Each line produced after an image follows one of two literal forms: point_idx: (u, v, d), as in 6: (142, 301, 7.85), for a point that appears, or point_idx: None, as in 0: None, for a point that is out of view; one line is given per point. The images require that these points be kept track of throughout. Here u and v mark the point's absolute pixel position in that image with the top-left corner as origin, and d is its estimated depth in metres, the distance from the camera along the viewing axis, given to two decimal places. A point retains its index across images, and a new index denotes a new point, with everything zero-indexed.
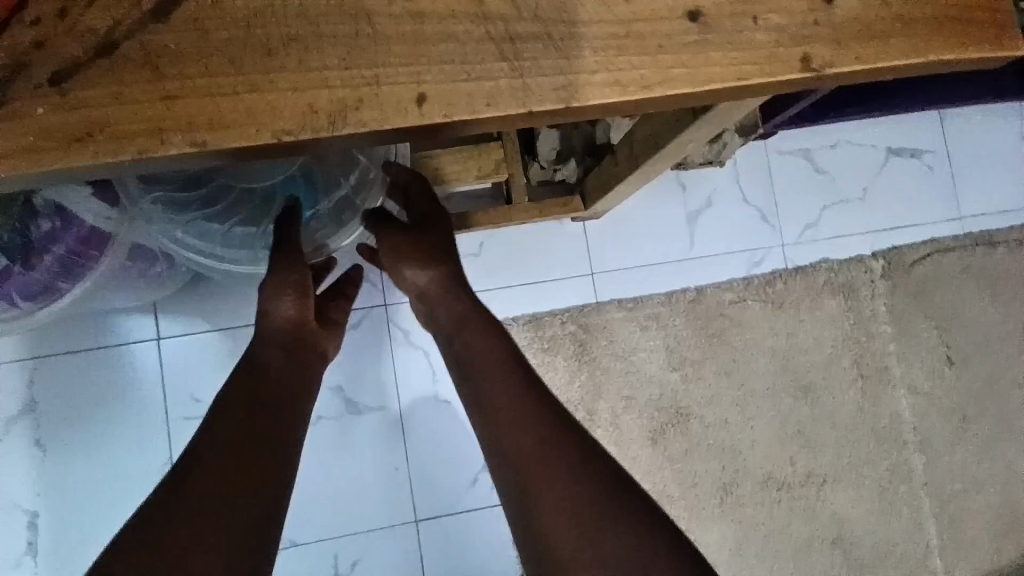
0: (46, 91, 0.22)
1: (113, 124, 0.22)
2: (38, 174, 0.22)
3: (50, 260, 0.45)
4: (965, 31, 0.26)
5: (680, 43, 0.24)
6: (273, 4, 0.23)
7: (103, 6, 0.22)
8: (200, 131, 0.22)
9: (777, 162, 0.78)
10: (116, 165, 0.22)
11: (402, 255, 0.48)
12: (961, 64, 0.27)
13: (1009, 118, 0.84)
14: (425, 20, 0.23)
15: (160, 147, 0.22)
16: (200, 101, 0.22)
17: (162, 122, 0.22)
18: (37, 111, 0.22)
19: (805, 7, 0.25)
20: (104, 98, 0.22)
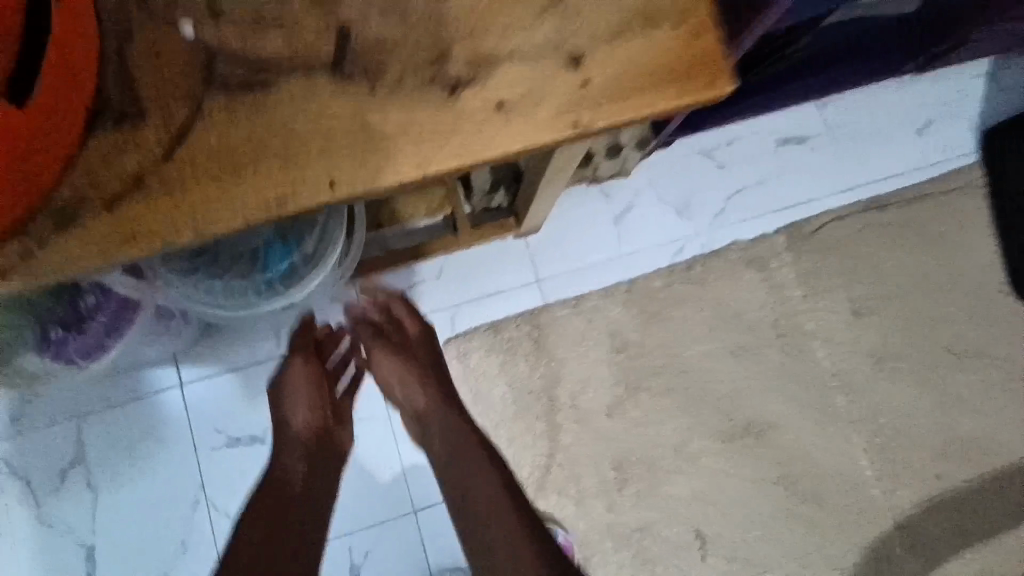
0: (104, 212, 0.36)
1: (147, 227, 0.36)
2: (106, 264, 0.36)
3: (97, 325, 0.58)
4: (684, 85, 0.39)
5: (493, 123, 0.38)
6: (235, 139, 0.36)
7: (131, 155, 0.36)
8: (199, 224, 0.36)
9: (684, 161, 0.90)
10: (152, 252, 0.36)
11: (401, 373, 0.73)
12: (689, 108, 0.40)
13: (888, 91, 0.95)
14: (330, 134, 0.37)
15: (177, 237, 0.36)
16: (197, 206, 0.36)
17: (175, 222, 0.36)
18: (101, 226, 0.36)
19: (572, 89, 0.39)
20: (139, 212, 0.36)
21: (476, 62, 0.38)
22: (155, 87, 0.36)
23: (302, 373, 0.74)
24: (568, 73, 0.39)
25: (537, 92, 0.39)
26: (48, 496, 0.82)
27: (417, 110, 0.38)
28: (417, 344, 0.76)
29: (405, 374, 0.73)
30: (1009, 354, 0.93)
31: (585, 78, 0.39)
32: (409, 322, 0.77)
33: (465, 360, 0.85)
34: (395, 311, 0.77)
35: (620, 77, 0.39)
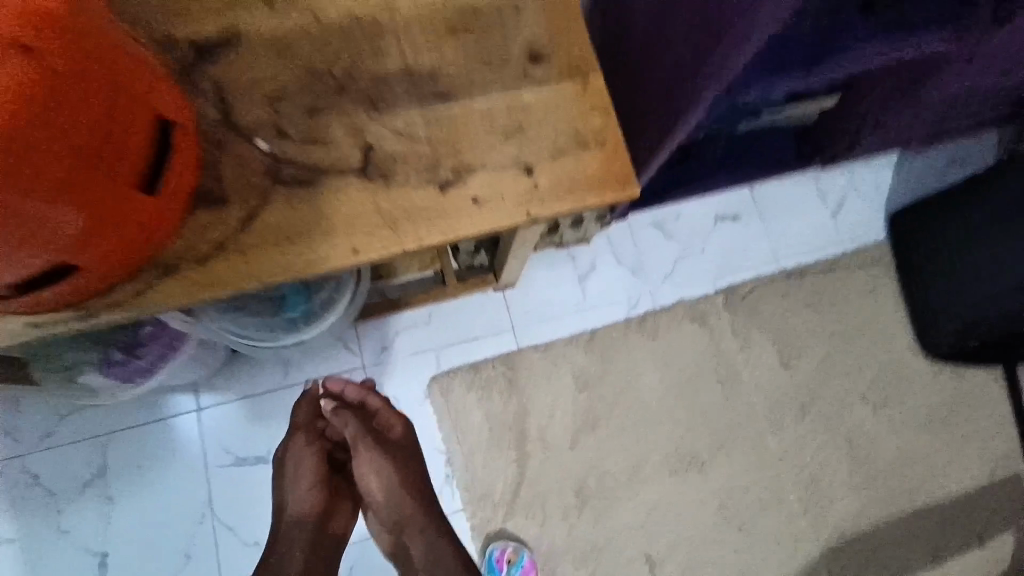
0: (197, 266, 0.51)
1: (227, 278, 0.52)
2: (196, 303, 0.51)
3: (151, 350, 0.72)
4: (603, 189, 0.58)
5: (471, 212, 0.56)
6: (291, 219, 0.53)
7: (217, 228, 0.52)
8: (264, 276, 0.52)
9: (637, 232, 1.08)
10: (230, 294, 0.52)
11: (383, 471, 0.77)
12: (605, 205, 0.59)
13: (808, 179, 1.13)
14: (356, 218, 0.54)
15: (249, 285, 0.52)
16: (263, 264, 0.52)
17: (248, 274, 0.52)
18: (195, 277, 0.51)
19: (526, 190, 0.57)
20: (222, 267, 0.52)
21: (459, 169, 0.56)
22: (237, 181, 0.53)
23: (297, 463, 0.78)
24: (523, 178, 0.57)
25: (502, 192, 0.56)
26: (71, 507, 0.92)
27: (417, 202, 0.55)
28: (400, 440, 0.80)
29: (387, 474, 0.78)
30: (918, 402, 1.08)
31: (536, 182, 0.57)
32: (388, 420, 0.80)
33: (448, 394, 0.99)
34: (369, 402, 0.80)
35: (559, 183, 0.57)
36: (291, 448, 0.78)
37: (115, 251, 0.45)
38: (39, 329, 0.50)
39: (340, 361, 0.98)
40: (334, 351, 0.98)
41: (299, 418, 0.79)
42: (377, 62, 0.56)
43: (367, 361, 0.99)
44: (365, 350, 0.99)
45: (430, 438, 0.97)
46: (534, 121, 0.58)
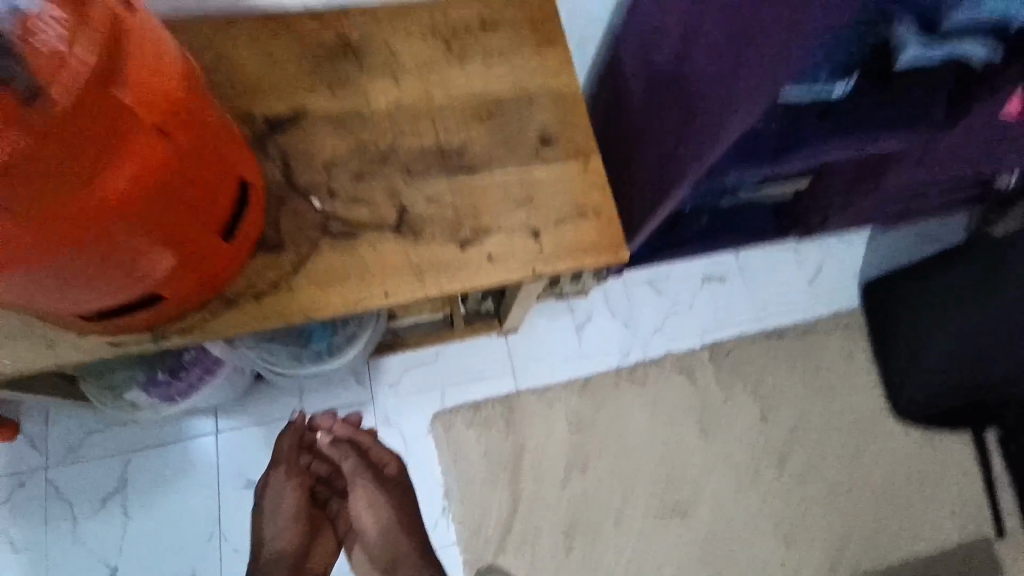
0: (255, 300, 0.61)
1: (280, 311, 0.61)
2: (252, 331, 0.61)
3: (191, 374, 0.79)
4: (598, 254, 0.68)
5: (486, 268, 0.66)
6: (336, 265, 0.63)
7: (273, 270, 0.62)
8: (311, 311, 0.62)
9: (630, 288, 1.17)
10: (281, 325, 0.62)
11: (370, 504, 0.84)
12: (599, 266, 0.69)
13: (789, 247, 1.23)
14: (389, 267, 0.64)
15: (298, 318, 0.62)
16: (310, 301, 0.62)
17: (297, 309, 0.62)
18: (252, 309, 0.61)
19: (533, 251, 0.67)
20: (276, 302, 0.61)
21: (477, 230, 0.66)
22: (293, 231, 0.63)
23: (281, 495, 0.84)
24: (530, 240, 0.67)
25: (513, 252, 0.67)
26: (88, 519, 0.98)
27: (441, 256, 0.65)
28: (390, 474, 0.87)
29: (375, 505, 0.84)
30: (890, 462, 1.15)
31: (541, 244, 0.67)
32: (378, 452, 0.88)
33: (450, 429, 1.06)
34: (360, 438, 0.88)
35: (561, 246, 0.67)
36: (277, 479, 0.85)
37: (192, 286, 0.55)
38: (114, 349, 0.58)
39: (352, 393, 1.06)
40: (346, 384, 1.06)
41: (284, 449, 0.85)
42: (414, 140, 0.68)
43: (376, 394, 1.07)
44: (375, 384, 1.07)
45: (430, 471, 1.04)
46: (542, 193, 0.69)
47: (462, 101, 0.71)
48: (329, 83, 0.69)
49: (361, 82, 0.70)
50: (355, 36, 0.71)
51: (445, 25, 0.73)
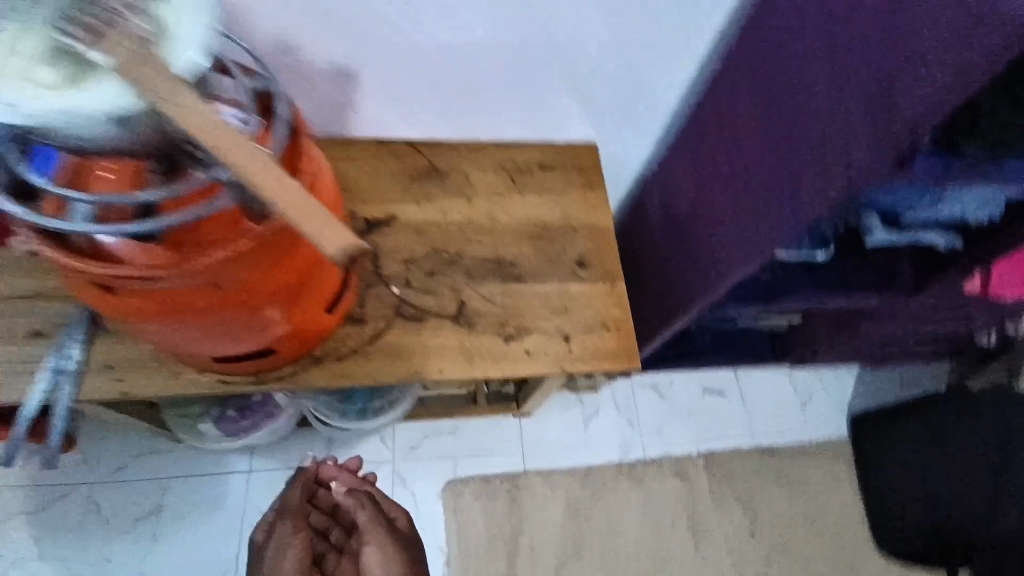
0: (337, 360, 0.75)
1: (355, 372, 0.76)
2: (331, 385, 0.75)
3: (253, 415, 0.93)
4: (616, 359, 0.83)
5: (523, 359, 0.80)
6: (405, 340, 0.78)
7: (355, 338, 0.77)
8: (380, 375, 0.76)
9: (637, 389, 1.29)
10: (354, 383, 0.76)
11: (382, 556, 0.82)
12: (615, 370, 0.83)
13: (784, 372, 1.35)
14: (445, 348, 0.79)
15: (368, 379, 0.76)
16: (380, 367, 0.77)
17: (369, 372, 0.76)
18: (334, 367, 0.75)
19: (563, 351, 0.82)
20: (353, 364, 0.76)
21: (519, 328, 0.82)
22: (375, 308, 0.79)
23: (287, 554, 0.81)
24: (561, 342, 0.82)
25: (546, 349, 0.81)
26: (120, 538, 1.07)
27: (488, 346, 0.80)
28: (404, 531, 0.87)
29: (382, 542, 0.83)
30: None
31: (569, 346, 0.82)
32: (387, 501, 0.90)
33: (458, 499, 1.16)
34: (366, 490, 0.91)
35: (585, 350, 0.82)
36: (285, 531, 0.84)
37: (285, 347, 0.69)
38: (224, 386, 0.72)
39: (375, 451, 1.17)
40: (371, 441, 1.17)
41: (293, 493, 0.91)
42: (478, 249, 0.86)
43: (396, 455, 1.17)
44: (397, 446, 1.17)
45: (436, 535, 1.13)
46: (574, 304, 0.84)
47: (519, 223, 0.89)
48: (418, 198, 0.88)
49: (442, 199, 0.88)
50: (442, 163, 0.90)
51: (513, 162, 0.93)
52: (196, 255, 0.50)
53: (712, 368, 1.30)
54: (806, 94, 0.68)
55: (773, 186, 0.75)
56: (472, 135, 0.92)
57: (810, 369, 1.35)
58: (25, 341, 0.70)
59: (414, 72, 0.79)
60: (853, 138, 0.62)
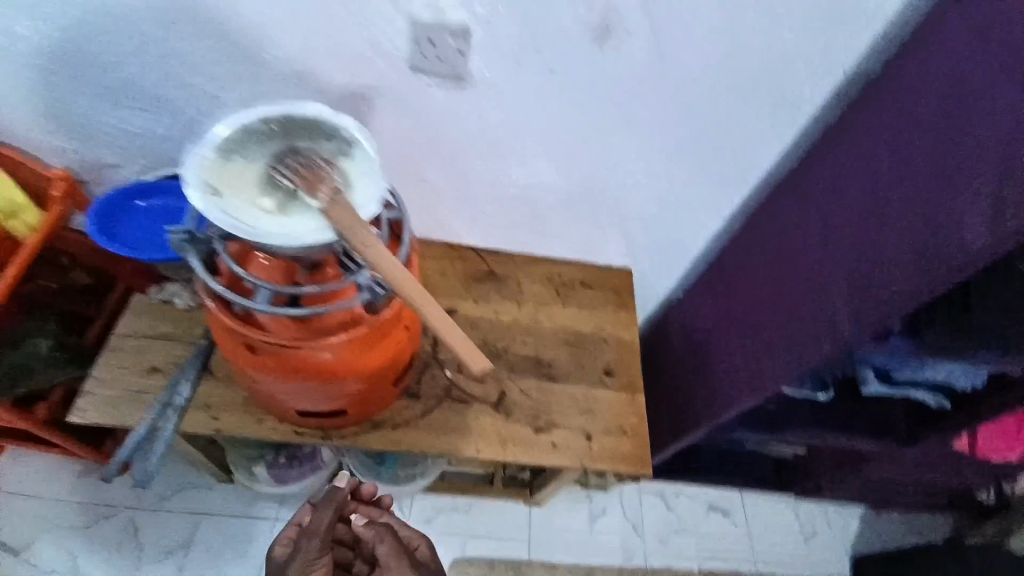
0: (391, 427, 0.87)
1: (404, 440, 0.87)
2: (382, 450, 0.86)
3: (300, 465, 1.04)
4: (632, 463, 0.93)
5: (550, 451, 0.91)
6: (450, 419, 0.90)
7: (410, 411, 0.89)
8: (425, 445, 0.87)
9: (644, 496, 1.35)
10: (402, 450, 0.87)
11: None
12: (629, 473, 0.93)
13: (789, 500, 1.39)
14: (483, 431, 0.90)
15: (415, 448, 0.87)
16: (427, 439, 0.88)
17: (416, 442, 0.87)
18: (388, 434, 0.87)
19: (585, 449, 0.92)
20: (403, 433, 0.87)
21: (548, 422, 0.93)
22: (428, 387, 0.91)
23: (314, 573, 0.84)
24: (583, 440, 0.93)
25: (570, 445, 0.92)
26: (149, 566, 1.14)
27: (520, 434, 0.91)
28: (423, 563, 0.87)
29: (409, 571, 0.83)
30: None
31: (590, 444, 0.93)
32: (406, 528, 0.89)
33: None
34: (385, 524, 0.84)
35: (605, 451, 0.93)
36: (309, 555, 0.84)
37: (354, 410, 0.82)
38: (296, 436, 0.84)
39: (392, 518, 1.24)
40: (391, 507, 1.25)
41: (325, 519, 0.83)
42: (520, 347, 1.00)
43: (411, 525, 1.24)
44: (413, 516, 1.25)
45: None
46: (598, 408, 0.96)
47: (558, 329, 1.03)
48: (475, 297, 1.04)
49: (495, 300, 1.04)
50: (499, 270, 1.07)
51: (558, 277, 1.09)
52: (320, 335, 0.66)
53: (718, 486, 1.36)
54: (810, 264, 0.83)
55: (778, 333, 0.89)
56: (527, 250, 1.10)
57: (814, 502, 1.39)
58: (146, 377, 0.85)
59: (491, 200, 0.98)
60: (843, 309, 0.76)
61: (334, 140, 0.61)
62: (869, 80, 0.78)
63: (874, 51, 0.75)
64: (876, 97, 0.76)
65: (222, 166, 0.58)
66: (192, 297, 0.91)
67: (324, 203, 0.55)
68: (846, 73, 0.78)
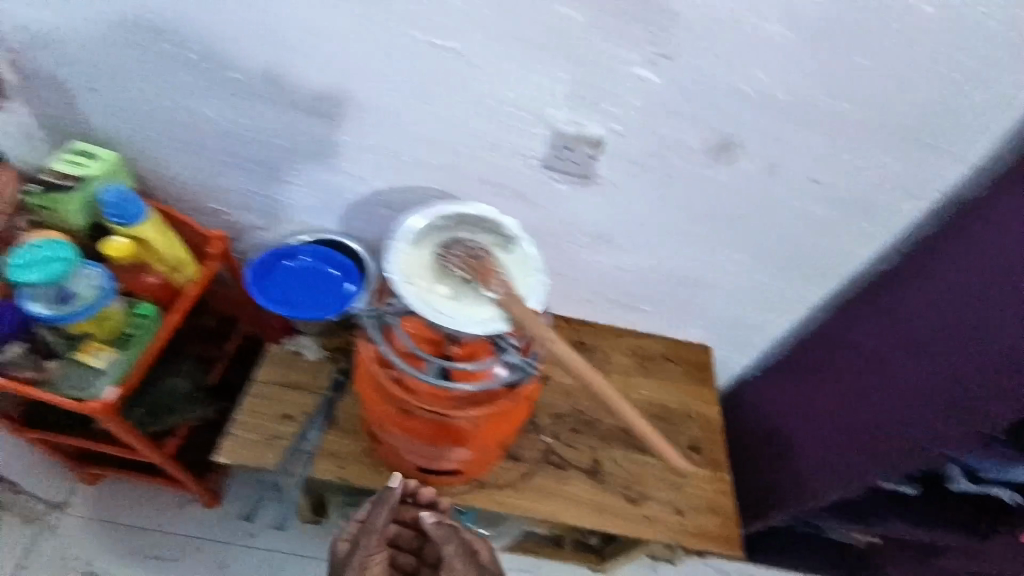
0: (496, 488, 0.94)
1: (508, 501, 0.93)
2: (488, 509, 0.92)
3: None
4: (723, 541, 0.95)
5: (643, 523, 0.95)
6: (550, 483, 0.95)
7: (513, 473, 0.95)
8: (527, 507, 0.93)
9: (708, 570, 1.35)
10: (505, 510, 0.93)
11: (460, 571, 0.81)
12: (719, 552, 0.95)
13: None
14: (580, 498, 0.95)
15: (518, 509, 0.93)
16: (528, 501, 0.93)
17: (519, 503, 0.93)
18: (493, 493, 0.93)
19: (677, 524, 0.96)
20: (507, 494, 0.93)
21: (641, 494, 0.97)
22: (530, 451, 0.98)
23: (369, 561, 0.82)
24: (674, 515, 0.96)
25: (663, 518, 0.96)
26: None
27: (614, 503, 0.96)
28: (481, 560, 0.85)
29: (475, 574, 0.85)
30: None
31: (682, 519, 0.96)
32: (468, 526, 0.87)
33: None
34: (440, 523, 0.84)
35: (696, 527, 0.96)
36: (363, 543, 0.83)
37: (467, 469, 0.89)
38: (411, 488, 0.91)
39: None
40: None
41: (379, 517, 0.83)
42: None
43: None
44: None
45: None
46: (688, 484, 0.99)
47: (645, 402, 1.09)
48: None
49: None
50: (589, 340, 1.14)
51: (644, 351, 1.15)
52: (459, 402, 0.73)
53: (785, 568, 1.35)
54: (903, 361, 0.87)
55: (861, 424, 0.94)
56: (615, 324, 1.17)
57: None
58: (279, 423, 0.94)
59: (591, 279, 1.07)
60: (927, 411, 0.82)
61: (497, 235, 0.70)
62: (967, 202, 0.84)
63: (972, 178, 0.82)
64: (973, 221, 0.82)
65: (413, 252, 0.67)
66: (321, 350, 1.02)
67: (499, 295, 0.63)
68: (943, 194, 0.85)
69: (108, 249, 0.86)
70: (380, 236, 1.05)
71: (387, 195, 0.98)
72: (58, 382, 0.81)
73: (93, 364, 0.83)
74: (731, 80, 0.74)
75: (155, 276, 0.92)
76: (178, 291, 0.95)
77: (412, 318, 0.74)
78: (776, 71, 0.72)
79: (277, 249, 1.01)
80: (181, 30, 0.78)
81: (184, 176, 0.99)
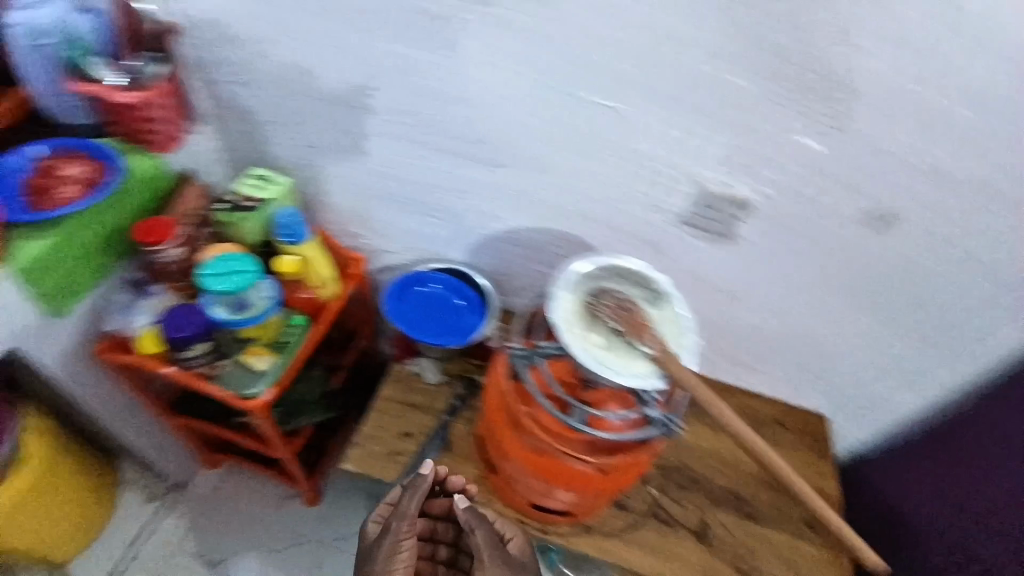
0: (602, 535, 0.93)
1: (613, 550, 0.92)
2: (592, 555, 0.92)
3: None
4: None
5: None
6: (656, 539, 0.94)
7: (619, 522, 0.95)
8: (632, 561, 0.92)
9: None
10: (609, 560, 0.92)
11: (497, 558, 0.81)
12: None
13: None
14: (687, 559, 0.93)
15: (623, 561, 0.92)
16: (633, 554, 0.92)
17: (624, 554, 0.92)
18: (598, 539, 0.93)
19: None
20: (613, 543, 0.93)
21: (750, 564, 0.93)
22: (637, 502, 0.97)
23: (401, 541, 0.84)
24: None
25: None
26: None
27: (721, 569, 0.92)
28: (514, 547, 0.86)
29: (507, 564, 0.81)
30: None
31: None
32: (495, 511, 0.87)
33: None
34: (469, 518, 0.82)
35: None
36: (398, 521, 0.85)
37: (577, 511, 0.90)
38: (518, 521, 0.94)
39: None
40: None
41: (411, 503, 0.84)
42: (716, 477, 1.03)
43: None
44: None
45: None
46: (803, 564, 0.94)
47: None
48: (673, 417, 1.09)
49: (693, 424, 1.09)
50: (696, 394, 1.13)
51: (753, 411, 1.12)
52: (583, 447, 0.76)
53: None
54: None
55: (950, 507, 0.93)
56: (723, 379, 1.15)
57: None
58: (400, 440, 1.00)
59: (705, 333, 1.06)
60: None
61: (643, 288, 0.72)
62: None
63: None
64: None
65: (570, 294, 0.69)
66: (440, 373, 1.07)
67: (655, 351, 0.65)
68: None
69: (279, 266, 0.96)
70: (502, 271, 1.10)
71: (516, 234, 1.02)
72: (221, 380, 0.90)
73: (252, 367, 0.92)
74: (894, 154, 0.72)
75: (307, 292, 1.00)
76: (324, 306, 1.03)
77: (557, 359, 0.75)
78: (941, 144, 0.70)
79: (409, 273, 1.09)
80: (356, 76, 0.86)
81: (335, 200, 1.08)
